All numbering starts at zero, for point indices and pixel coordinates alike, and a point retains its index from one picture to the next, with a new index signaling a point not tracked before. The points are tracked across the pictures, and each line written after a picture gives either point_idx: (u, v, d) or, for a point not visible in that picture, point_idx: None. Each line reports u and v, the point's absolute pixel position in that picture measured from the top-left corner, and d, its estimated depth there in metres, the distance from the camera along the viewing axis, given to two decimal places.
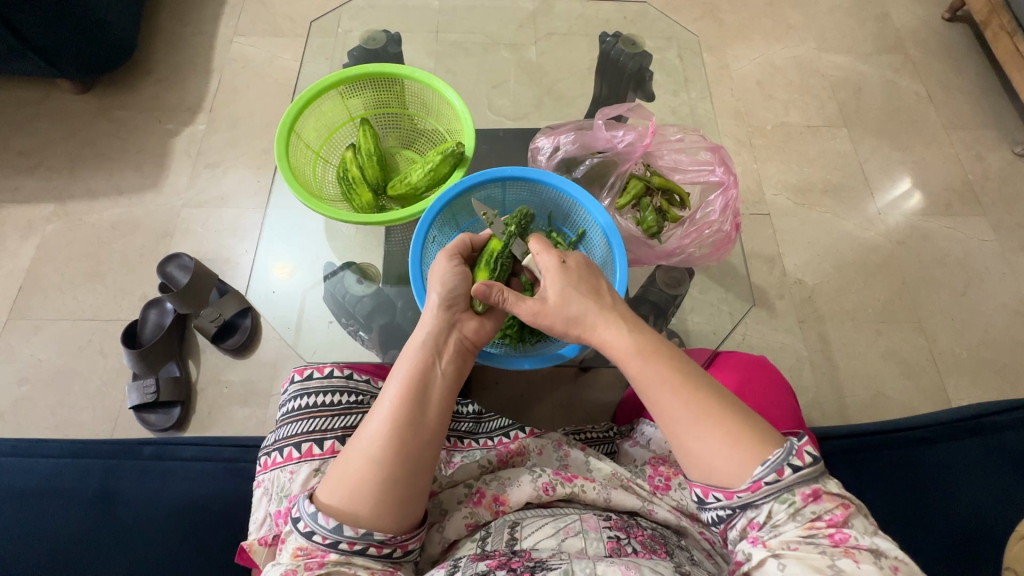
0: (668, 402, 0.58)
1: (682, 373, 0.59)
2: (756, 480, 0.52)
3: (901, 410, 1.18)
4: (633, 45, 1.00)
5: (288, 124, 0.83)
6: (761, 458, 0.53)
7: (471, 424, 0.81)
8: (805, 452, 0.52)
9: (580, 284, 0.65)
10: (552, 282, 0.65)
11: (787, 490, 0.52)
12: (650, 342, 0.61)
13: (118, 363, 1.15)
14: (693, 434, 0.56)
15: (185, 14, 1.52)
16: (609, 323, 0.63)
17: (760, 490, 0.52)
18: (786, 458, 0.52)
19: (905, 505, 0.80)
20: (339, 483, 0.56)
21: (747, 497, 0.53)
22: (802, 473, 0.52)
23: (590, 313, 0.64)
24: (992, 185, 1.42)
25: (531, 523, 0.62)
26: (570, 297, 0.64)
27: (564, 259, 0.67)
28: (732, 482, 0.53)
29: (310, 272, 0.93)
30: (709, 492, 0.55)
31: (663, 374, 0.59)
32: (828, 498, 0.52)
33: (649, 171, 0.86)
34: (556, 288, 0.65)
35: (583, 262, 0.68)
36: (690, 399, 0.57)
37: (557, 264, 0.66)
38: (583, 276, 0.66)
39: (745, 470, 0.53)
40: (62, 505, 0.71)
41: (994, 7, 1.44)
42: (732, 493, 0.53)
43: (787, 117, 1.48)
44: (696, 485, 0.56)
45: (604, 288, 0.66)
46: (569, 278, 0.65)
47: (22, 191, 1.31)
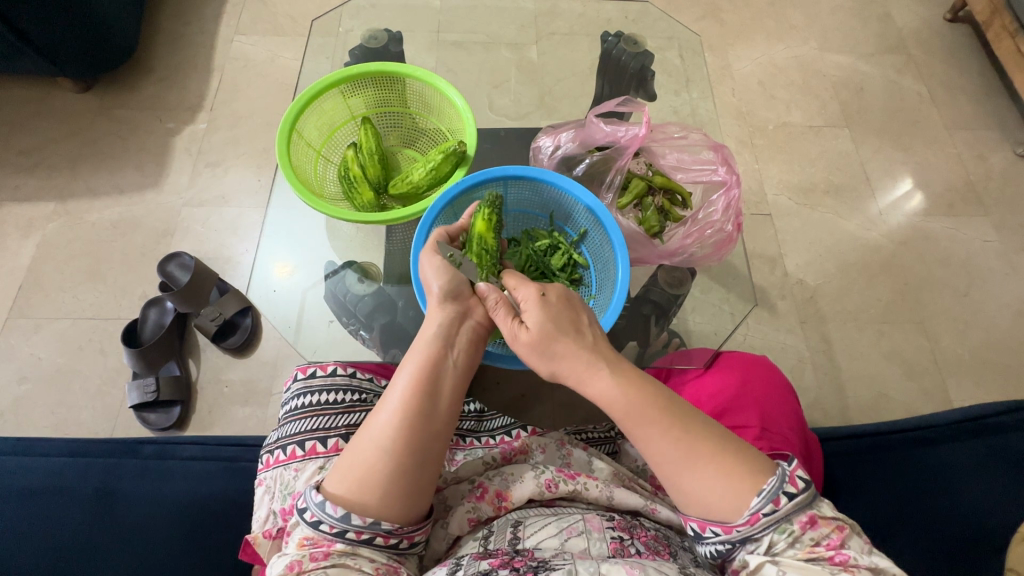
0: (656, 436, 0.56)
1: (671, 412, 0.57)
2: (753, 512, 0.52)
3: (903, 411, 1.18)
4: (634, 45, 1.01)
5: (289, 123, 0.83)
6: (756, 488, 0.52)
7: (473, 422, 0.80)
8: (797, 477, 0.52)
9: (561, 320, 0.62)
10: (530, 315, 0.62)
11: (784, 519, 0.52)
12: (633, 380, 0.59)
13: (117, 362, 1.15)
14: (686, 472, 0.55)
15: (185, 14, 1.52)
16: (588, 365, 0.60)
17: (758, 522, 0.52)
18: (780, 487, 0.52)
19: (907, 507, 0.80)
20: (348, 473, 0.55)
21: (745, 531, 0.52)
22: (797, 501, 0.52)
23: (569, 353, 0.61)
24: (994, 186, 1.42)
25: (535, 522, 0.62)
26: (550, 335, 0.61)
27: (544, 291, 0.64)
28: (730, 517, 0.53)
29: (310, 271, 0.93)
30: (706, 527, 0.54)
31: (651, 415, 0.57)
32: (824, 523, 0.52)
33: (651, 170, 0.87)
34: (536, 321, 0.62)
35: (564, 295, 0.65)
36: (679, 437, 0.55)
37: (536, 296, 0.63)
38: (562, 311, 0.63)
39: (742, 503, 0.52)
40: (60, 503, 0.70)
41: (996, 7, 1.44)
42: (731, 528, 0.53)
43: (788, 117, 1.48)
44: (693, 520, 0.55)
45: (585, 323, 0.63)
46: (549, 312, 0.62)
47: (23, 190, 1.31)
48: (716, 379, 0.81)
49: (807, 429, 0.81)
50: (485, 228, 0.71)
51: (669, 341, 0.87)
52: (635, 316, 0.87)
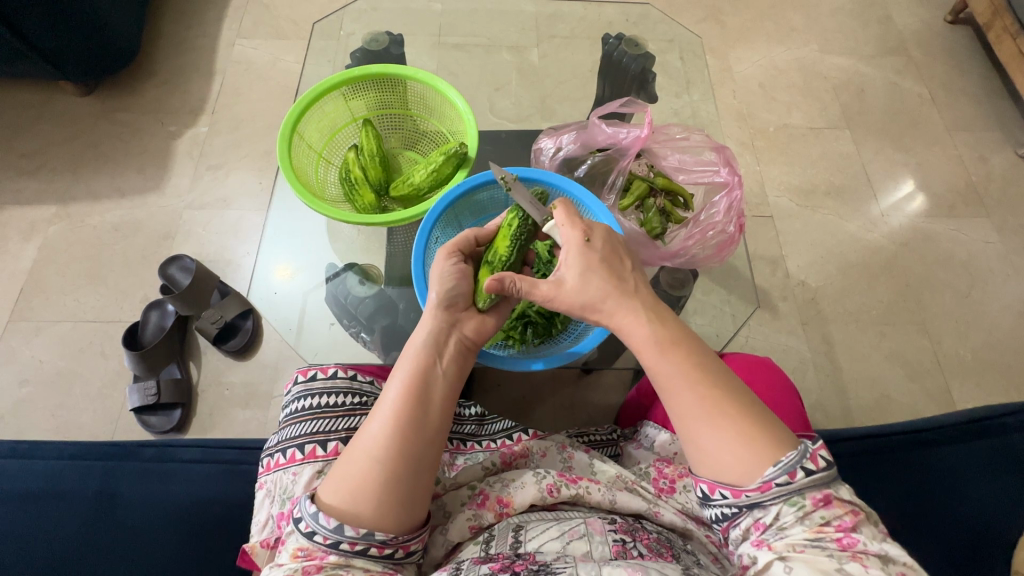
0: (684, 395, 0.56)
1: (698, 368, 0.57)
2: (767, 480, 0.51)
3: (905, 412, 1.17)
4: (635, 47, 1.01)
5: (291, 124, 0.83)
6: (774, 459, 0.52)
7: (474, 426, 0.80)
8: (818, 456, 0.52)
9: (602, 267, 0.62)
10: (572, 262, 0.62)
11: (797, 492, 0.51)
12: (670, 334, 0.59)
13: (118, 365, 1.15)
14: (704, 428, 0.55)
15: (187, 17, 1.52)
16: (630, 311, 0.61)
17: (769, 490, 0.51)
18: (798, 461, 0.51)
19: (913, 509, 0.79)
20: (341, 484, 0.55)
21: (755, 497, 0.52)
22: (814, 478, 0.51)
23: (611, 298, 0.61)
24: (995, 187, 1.41)
25: (536, 526, 0.62)
26: (591, 282, 0.61)
27: (587, 236, 0.63)
28: (741, 481, 0.53)
29: (311, 273, 0.93)
30: (715, 489, 0.54)
31: (680, 367, 0.57)
32: (838, 504, 0.51)
33: (653, 172, 0.87)
34: (576, 267, 0.62)
35: (606, 239, 0.65)
36: (705, 395, 0.56)
37: (580, 241, 0.63)
38: (606, 257, 0.64)
39: (756, 470, 0.52)
40: (61, 507, 0.70)
41: (997, 8, 1.44)
42: (741, 492, 0.52)
43: (789, 119, 1.47)
44: (703, 480, 0.55)
45: (626, 270, 0.64)
46: (591, 259, 0.62)
47: (24, 193, 1.31)
48: None
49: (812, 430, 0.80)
50: (501, 238, 0.70)
51: None
52: None
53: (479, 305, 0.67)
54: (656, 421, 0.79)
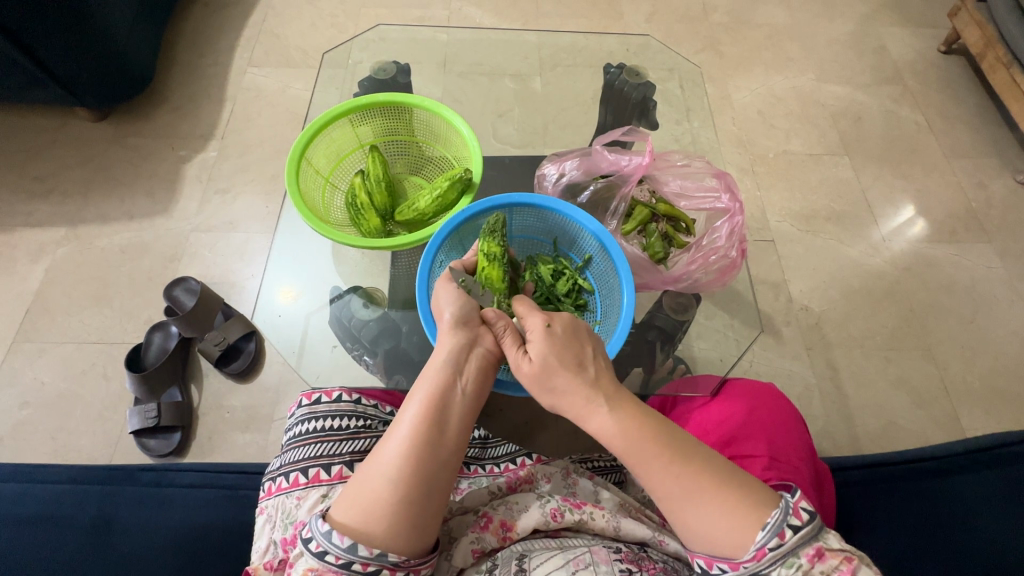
0: (656, 475, 0.56)
1: (672, 446, 0.56)
2: (759, 546, 0.50)
3: (914, 440, 1.16)
4: (636, 75, 1.04)
5: (300, 151, 0.84)
6: (760, 522, 0.51)
7: (478, 450, 0.80)
8: (801, 509, 0.51)
9: (565, 352, 0.62)
10: (536, 346, 0.63)
11: (791, 553, 0.50)
12: (635, 422, 0.58)
13: (120, 388, 1.15)
14: (688, 507, 0.54)
15: (200, 46, 1.56)
16: (591, 403, 0.60)
17: (765, 557, 0.50)
18: (784, 519, 0.51)
19: (926, 540, 0.77)
20: (355, 502, 0.54)
21: (753, 567, 0.50)
22: (802, 533, 0.50)
23: (571, 387, 0.61)
24: (996, 213, 1.42)
25: (540, 554, 0.61)
26: (552, 368, 0.62)
27: (550, 322, 0.64)
28: (736, 552, 0.51)
29: (315, 295, 0.94)
30: (712, 563, 0.52)
31: (648, 451, 0.57)
32: (831, 554, 0.50)
33: (654, 198, 0.88)
34: (538, 355, 0.62)
35: (571, 324, 0.65)
36: (681, 473, 0.55)
37: (543, 328, 0.64)
38: (569, 342, 0.63)
39: (747, 537, 0.51)
40: (57, 533, 0.69)
41: (989, 40, 1.48)
42: (738, 563, 0.51)
43: (788, 145, 1.50)
44: (699, 556, 0.54)
45: (589, 358, 0.63)
46: (554, 344, 0.62)
47: (34, 215, 1.33)
48: (724, 407, 0.80)
49: (817, 457, 0.79)
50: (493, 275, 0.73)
51: (673, 368, 0.87)
52: (640, 341, 0.87)
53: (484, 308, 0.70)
54: None
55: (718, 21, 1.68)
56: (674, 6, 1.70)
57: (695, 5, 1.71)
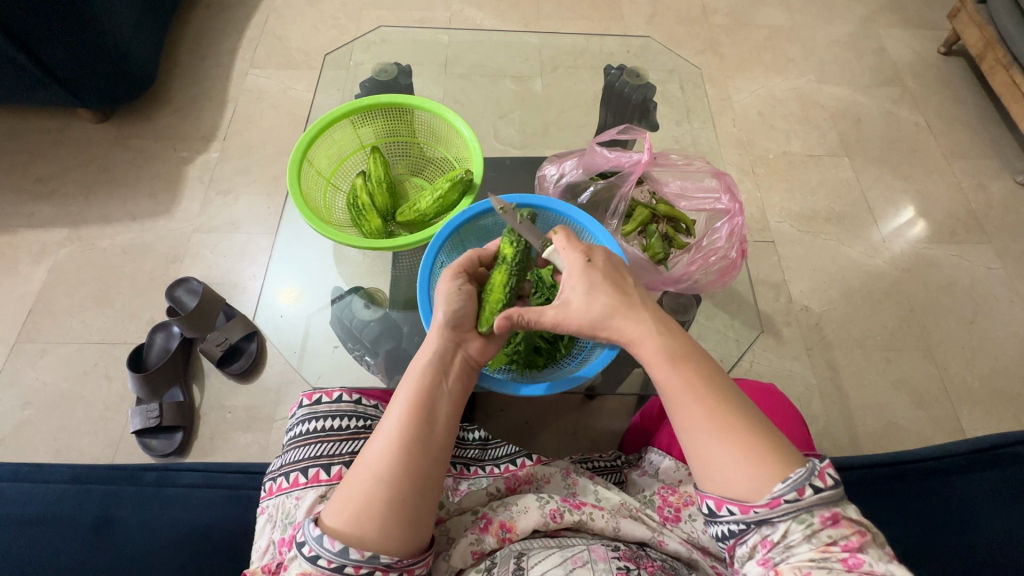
0: (691, 406, 0.57)
1: (706, 382, 0.58)
2: (775, 496, 0.51)
3: (914, 440, 1.16)
4: (636, 77, 1.04)
5: (301, 152, 0.85)
6: (782, 475, 0.51)
7: (478, 451, 0.80)
8: (827, 474, 0.51)
9: (609, 284, 0.64)
10: (578, 282, 0.64)
11: (805, 510, 0.50)
12: (678, 347, 0.61)
13: (122, 388, 1.15)
14: (710, 443, 0.55)
15: (202, 48, 1.57)
16: (637, 326, 0.62)
17: (777, 507, 0.50)
18: (807, 479, 0.50)
19: (927, 539, 0.78)
20: (346, 505, 0.54)
21: (763, 514, 0.51)
22: (822, 496, 0.50)
23: (617, 314, 0.62)
24: (996, 213, 1.43)
25: (539, 552, 0.61)
26: (597, 297, 0.63)
27: (590, 256, 0.66)
28: (749, 496, 0.52)
29: (316, 296, 0.94)
30: (722, 505, 0.54)
31: (689, 381, 0.58)
32: (847, 523, 0.50)
33: (655, 199, 0.90)
34: (583, 286, 0.64)
35: (609, 260, 0.67)
36: (713, 409, 0.56)
37: (584, 262, 0.65)
38: (610, 275, 0.65)
39: (764, 485, 0.52)
40: (61, 532, 0.70)
41: (989, 41, 1.48)
42: (748, 507, 0.52)
43: (788, 146, 1.50)
44: (709, 496, 0.55)
45: (630, 288, 0.65)
46: (595, 277, 0.64)
47: (37, 216, 1.33)
48: None
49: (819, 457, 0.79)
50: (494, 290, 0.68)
51: None
52: None
53: (479, 328, 0.67)
54: (660, 448, 0.80)
55: (718, 23, 1.69)
56: (674, 7, 1.71)
57: (695, 7, 1.72)
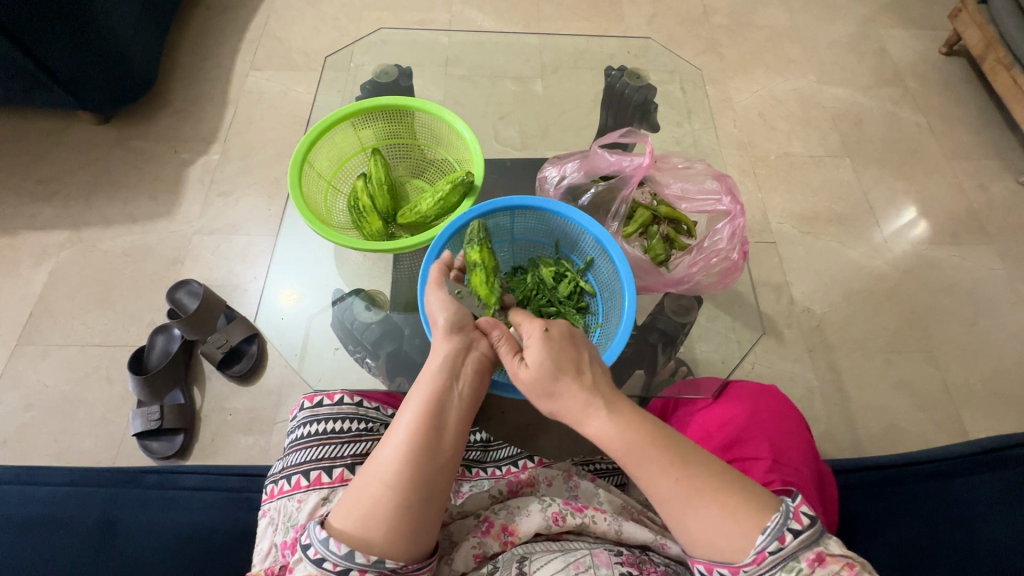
0: (655, 479, 0.54)
1: (673, 453, 0.55)
2: (759, 550, 0.50)
3: (916, 443, 1.16)
4: (637, 78, 1.04)
5: (302, 154, 0.85)
6: (761, 526, 0.51)
7: (479, 453, 0.80)
8: (801, 513, 0.51)
9: (563, 356, 0.62)
10: (532, 351, 0.62)
11: (791, 557, 0.50)
12: (633, 425, 0.57)
13: (123, 390, 1.15)
14: (690, 513, 0.53)
15: (203, 50, 1.57)
16: (589, 404, 0.59)
17: (764, 561, 0.50)
18: (785, 523, 0.50)
19: (928, 543, 0.77)
20: (353, 508, 0.54)
21: (753, 571, 0.50)
22: (803, 537, 0.50)
23: (569, 391, 0.60)
24: (997, 215, 1.42)
25: (541, 557, 0.61)
26: (547, 374, 0.61)
27: (547, 327, 0.64)
28: (736, 557, 0.51)
29: (317, 298, 0.94)
30: (713, 568, 0.52)
31: (649, 457, 0.55)
32: (832, 560, 0.50)
33: (655, 200, 0.88)
34: (535, 359, 0.61)
35: (566, 332, 0.65)
36: (680, 476, 0.54)
37: (541, 333, 0.64)
38: (564, 347, 0.63)
39: (748, 541, 0.50)
40: (62, 535, 0.69)
41: (990, 42, 1.48)
42: (738, 569, 0.50)
43: (789, 147, 1.50)
44: (699, 561, 0.53)
45: (585, 362, 0.62)
46: (550, 351, 0.62)
47: (38, 218, 1.33)
48: (726, 410, 0.80)
49: (819, 459, 0.79)
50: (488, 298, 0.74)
51: (676, 369, 0.87)
52: (641, 343, 0.87)
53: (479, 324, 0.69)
54: None
55: (718, 24, 1.69)
56: (675, 8, 1.71)
57: (696, 7, 1.71)
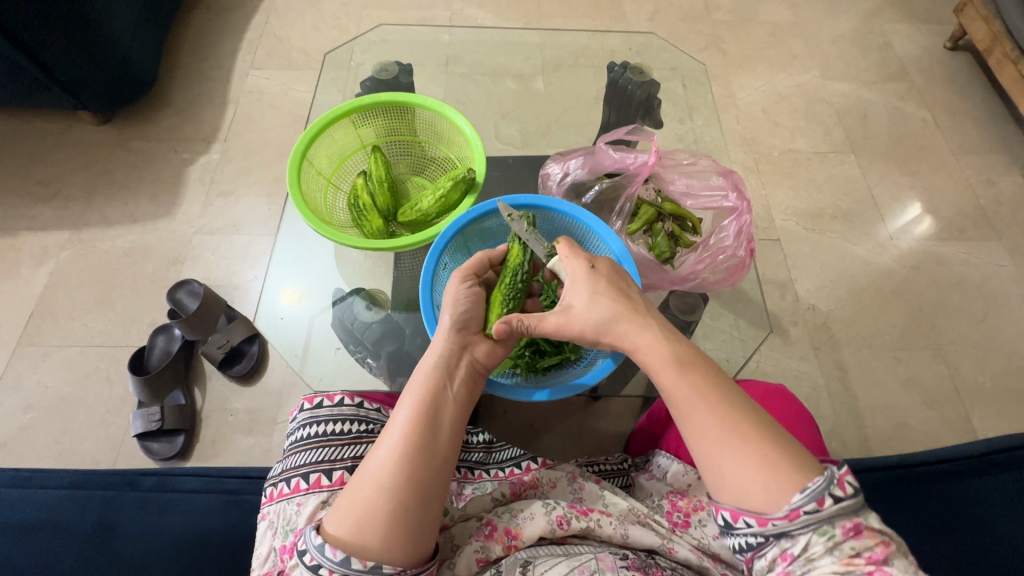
0: (704, 414, 0.55)
1: (718, 389, 0.57)
2: (793, 507, 0.49)
3: (925, 441, 1.14)
4: (640, 73, 1.02)
5: (301, 152, 0.84)
6: (799, 485, 0.50)
7: (482, 454, 0.79)
8: (846, 483, 0.49)
9: (611, 291, 0.64)
10: (580, 288, 0.64)
11: (826, 521, 0.49)
12: (684, 352, 0.60)
13: (124, 391, 1.14)
14: (726, 452, 0.53)
15: (202, 49, 1.56)
16: (643, 331, 0.61)
17: (797, 518, 0.49)
18: (826, 488, 0.49)
19: (942, 542, 0.76)
20: (347, 513, 0.53)
21: (782, 526, 0.50)
22: (843, 506, 0.48)
23: (621, 320, 0.62)
24: (1005, 210, 1.41)
25: (546, 561, 0.60)
26: (599, 303, 0.63)
27: (592, 263, 0.66)
28: (767, 508, 0.50)
29: (318, 297, 0.93)
30: (739, 517, 0.52)
31: (698, 386, 0.57)
32: (869, 534, 0.48)
33: (660, 197, 0.86)
34: (586, 292, 0.64)
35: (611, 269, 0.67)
36: (725, 417, 0.55)
37: (586, 268, 0.65)
38: (613, 281, 0.65)
39: (781, 496, 0.50)
40: (61, 539, 0.69)
41: (996, 35, 1.46)
42: (767, 520, 0.50)
43: (794, 143, 1.48)
44: (725, 508, 0.53)
45: (633, 294, 0.65)
46: (599, 284, 0.64)
47: (38, 219, 1.33)
48: None
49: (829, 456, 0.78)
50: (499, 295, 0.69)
51: None
52: None
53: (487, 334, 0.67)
54: (667, 450, 0.78)
55: (721, 20, 1.67)
56: (678, 4, 1.69)
57: (698, 3, 1.70)
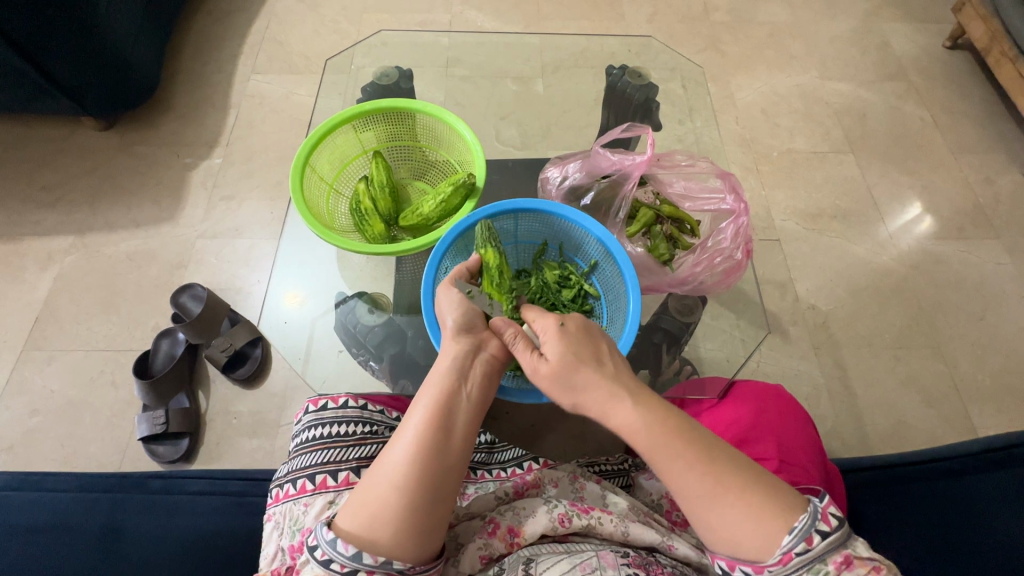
0: (681, 475, 0.54)
1: (696, 446, 0.55)
2: (785, 551, 0.49)
3: (925, 439, 1.15)
4: (639, 77, 1.04)
5: (303, 158, 0.85)
6: (787, 526, 0.50)
7: (484, 455, 0.80)
8: (829, 514, 0.50)
9: (581, 350, 0.63)
10: (551, 344, 0.63)
11: (818, 559, 0.49)
12: (659, 416, 0.57)
13: (129, 395, 1.16)
14: (713, 510, 0.52)
15: (204, 54, 1.57)
16: (616, 398, 0.59)
17: (791, 562, 0.49)
18: (812, 525, 0.49)
19: (942, 544, 0.76)
20: (360, 509, 0.54)
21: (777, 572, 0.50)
22: (830, 540, 0.49)
23: (591, 383, 0.60)
24: (1004, 209, 1.41)
25: (547, 559, 0.61)
26: (569, 365, 0.62)
27: (563, 322, 0.65)
28: (760, 556, 0.50)
29: (321, 300, 0.94)
30: (736, 566, 0.52)
31: (675, 447, 0.55)
32: (860, 563, 0.49)
33: (659, 199, 0.88)
34: (556, 352, 0.63)
35: (582, 324, 0.66)
36: (706, 472, 0.53)
37: (556, 327, 0.65)
38: (582, 340, 0.64)
39: (773, 541, 0.50)
40: (69, 541, 0.70)
41: (994, 34, 1.47)
42: (762, 568, 0.50)
43: (792, 143, 1.49)
44: (721, 558, 0.53)
45: (605, 355, 0.63)
46: (566, 341, 0.63)
47: (43, 224, 1.34)
48: (731, 410, 0.79)
49: (827, 459, 0.78)
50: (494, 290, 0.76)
51: (681, 369, 0.86)
52: (646, 343, 0.87)
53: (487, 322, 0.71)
54: None
55: (719, 20, 1.68)
56: (676, 6, 1.70)
57: (696, 4, 1.71)
